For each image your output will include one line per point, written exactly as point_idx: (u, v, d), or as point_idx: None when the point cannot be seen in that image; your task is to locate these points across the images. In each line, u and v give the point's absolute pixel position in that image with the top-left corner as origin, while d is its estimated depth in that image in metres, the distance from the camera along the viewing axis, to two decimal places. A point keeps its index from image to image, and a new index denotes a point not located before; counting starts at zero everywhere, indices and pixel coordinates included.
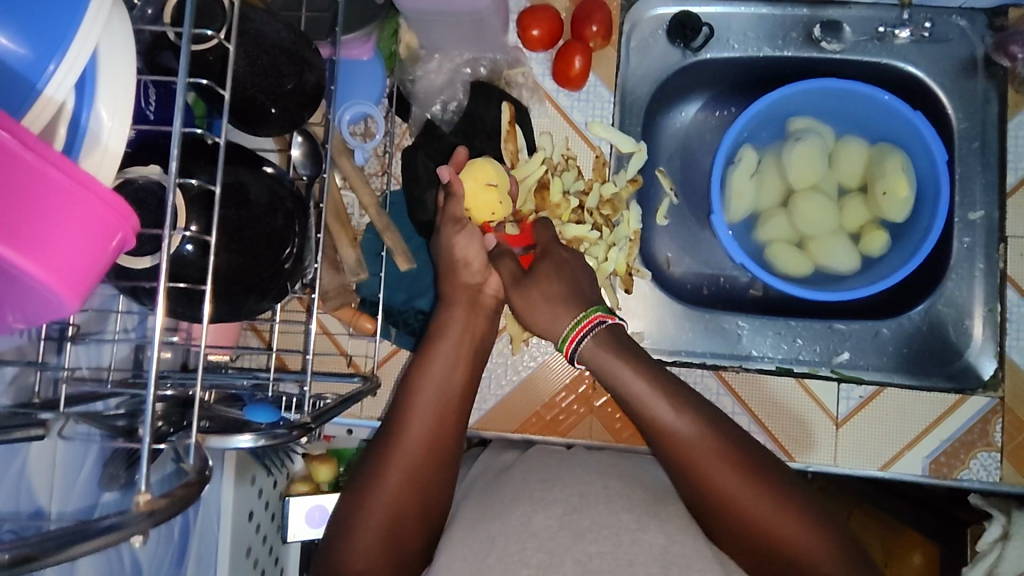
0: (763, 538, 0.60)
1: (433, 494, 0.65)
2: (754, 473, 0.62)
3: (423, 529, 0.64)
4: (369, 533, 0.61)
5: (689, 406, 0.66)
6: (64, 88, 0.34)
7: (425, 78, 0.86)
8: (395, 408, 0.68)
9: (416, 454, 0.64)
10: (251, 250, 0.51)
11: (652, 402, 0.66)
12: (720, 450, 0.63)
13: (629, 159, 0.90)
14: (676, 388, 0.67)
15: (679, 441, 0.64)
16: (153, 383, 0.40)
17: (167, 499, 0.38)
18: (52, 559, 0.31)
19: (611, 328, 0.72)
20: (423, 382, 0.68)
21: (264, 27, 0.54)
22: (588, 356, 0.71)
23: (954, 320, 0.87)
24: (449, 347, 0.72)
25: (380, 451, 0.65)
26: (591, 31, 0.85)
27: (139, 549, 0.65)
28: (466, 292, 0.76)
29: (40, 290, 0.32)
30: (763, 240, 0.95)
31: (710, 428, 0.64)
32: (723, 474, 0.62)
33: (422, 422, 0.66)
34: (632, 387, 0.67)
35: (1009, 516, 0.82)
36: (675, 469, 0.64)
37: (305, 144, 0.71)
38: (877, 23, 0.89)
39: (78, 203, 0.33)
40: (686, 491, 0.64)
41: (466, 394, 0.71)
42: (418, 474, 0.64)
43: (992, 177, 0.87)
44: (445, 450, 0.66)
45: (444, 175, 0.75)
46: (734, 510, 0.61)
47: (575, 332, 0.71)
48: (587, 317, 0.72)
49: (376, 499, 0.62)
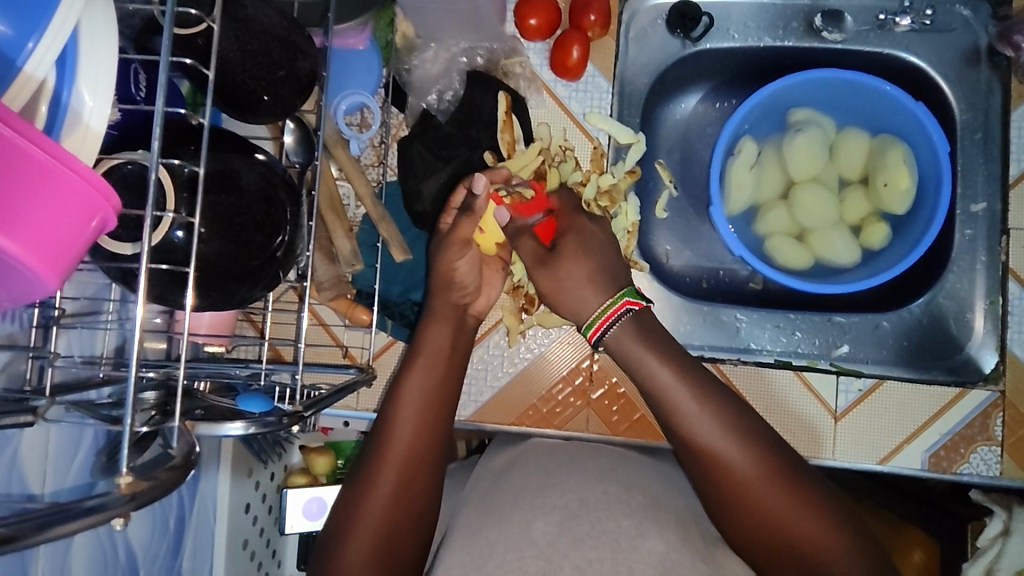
0: (780, 537, 0.60)
1: (425, 499, 0.64)
2: (772, 469, 0.63)
3: (418, 534, 0.64)
4: (365, 540, 0.61)
5: (716, 401, 0.66)
6: (44, 65, 0.34)
7: (421, 67, 0.85)
8: (381, 419, 0.68)
9: (404, 460, 0.64)
10: (241, 236, 0.50)
11: (671, 392, 0.66)
12: (738, 444, 0.63)
13: (628, 150, 0.89)
14: (702, 384, 0.67)
15: (700, 434, 0.64)
16: (135, 371, 0.39)
17: (151, 482, 0.37)
18: (31, 541, 0.30)
19: (637, 317, 0.72)
20: (408, 387, 0.69)
21: (254, 11, 0.54)
22: (614, 345, 0.71)
23: (955, 313, 0.86)
24: (434, 350, 0.72)
25: (370, 458, 0.65)
26: (589, 19, 0.84)
27: (133, 539, 0.65)
28: (453, 310, 0.76)
29: (19, 270, 0.32)
30: (763, 233, 0.94)
31: (734, 426, 0.64)
32: (744, 466, 0.62)
33: (408, 428, 0.66)
34: (655, 377, 0.68)
35: (1010, 512, 0.80)
36: (691, 458, 0.65)
37: (297, 130, 0.70)
38: (878, 11, 0.88)
39: (59, 183, 0.32)
40: (700, 480, 0.65)
41: (449, 396, 0.70)
42: (409, 479, 0.64)
43: (994, 168, 0.86)
44: (431, 453, 0.66)
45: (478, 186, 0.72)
46: (752, 508, 0.61)
47: (603, 319, 0.71)
48: (614, 304, 0.71)
49: (370, 507, 0.62)
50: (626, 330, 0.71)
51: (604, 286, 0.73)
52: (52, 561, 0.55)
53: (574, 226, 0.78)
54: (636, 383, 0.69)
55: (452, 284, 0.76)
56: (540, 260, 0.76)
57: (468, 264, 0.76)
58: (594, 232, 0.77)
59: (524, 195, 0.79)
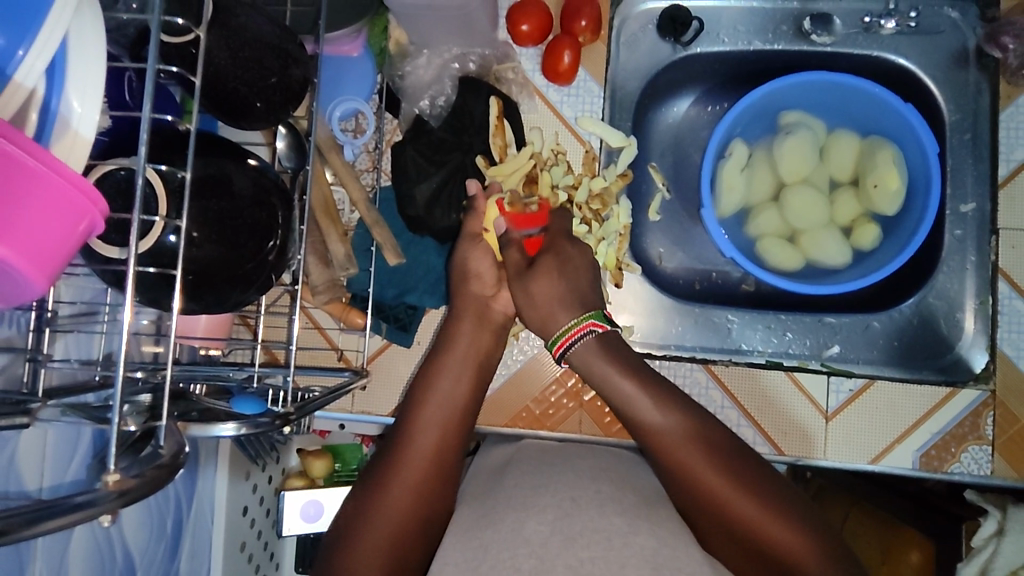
0: (757, 544, 0.61)
1: (446, 499, 0.67)
2: (742, 477, 0.64)
3: (433, 533, 0.65)
4: (380, 534, 0.62)
5: (687, 417, 0.69)
6: (34, 76, 0.35)
7: (414, 73, 0.87)
8: (397, 433, 0.71)
9: (428, 461, 0.68)
10: (232, 240, 0.51)
11: (642, 409, 0.70)
12: (707, 455, 0.65)
13: (619, 154, 0.90)
14: (668, 395, 0.71)
15: (671, 445, 0.67)
16: (123, 370, 0.40)
17: (138, 479, 0.38)
18: (21, 535, 0.31)
19: (601, 338, 0.76)
20: (431, 396, 0.73)
21: (246, 20, 0.55)
22: (580, 361, 0.76)
23: (944, 313, 0.87)
24: (455, 360, 0.77)
25: (385, 466, 0.68)
26: (580, 25, 0.85)
27: (129, 541, 0.65)
28: (475, 304, 0.81)
29: (8, 271, 0.33)
30: (754, 235, 0.95)
31: (702, 440, 0.67)
32: (714, 473, 0.64)
33: (434, 432, 0.70)
34: (626, 395, 0.71)
35: (1005, 512, 0.79)
36: (664, 469, 0.67)
37: (289, 136, 0.71)
38: (864, 15, 0.88)
39: (43, 186, 0.33)
40: (674, 490, 0.66)
41: (474, 407, 0.75)
42: (431, 477, 0.67)
43: (983, 168, 0.86)
44: (454, 457, 0.70)
45: (472, 188, 0.83)
46: (729, 516, 0.62)
47: (564, 338, 0.76)
48: (579, 323, 0.76)
49: (390, 502, 0.64)
50: (590, 347, 0.76)
51: (575, 308, 0.78)
52: (49, 560, 0.55)
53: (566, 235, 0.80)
54: (609, 400, 0.73)
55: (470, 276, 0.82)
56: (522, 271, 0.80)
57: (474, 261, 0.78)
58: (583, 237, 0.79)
59: (529, 208, 0.84)
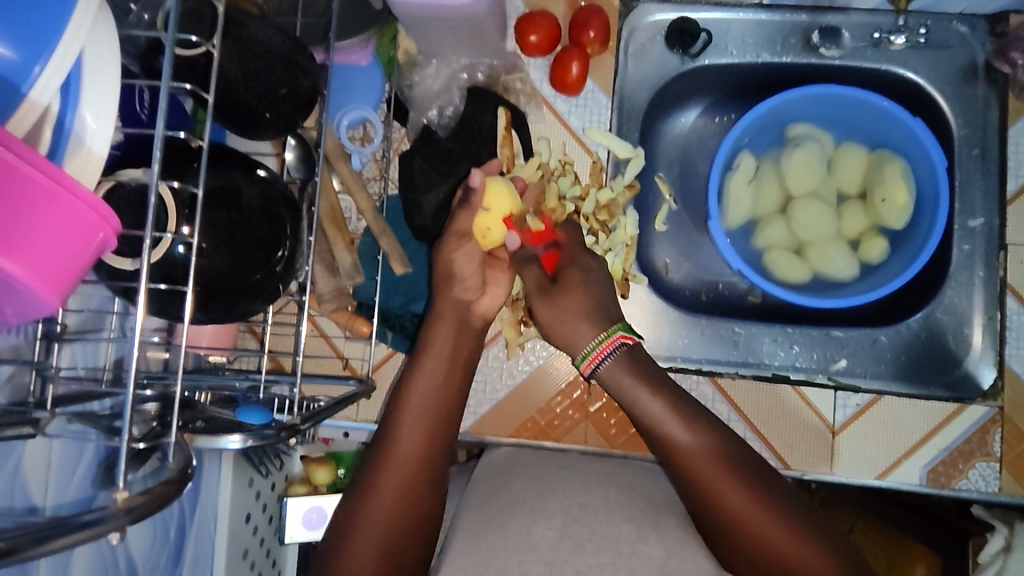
0: (773, 563, 0.59)
1: (437, 492, 0.66)
2: (762, 496, 0.62)
3: (427, 536, 0.64)
4: (374, 534, 0.61)
5: (708, 428, 0.67)
6: (48, 91, 0.35)
7: (423, 83, 0.87)
8: (386, 422, 0.69)
9: (417, 455, 0.66)
10: (243, 252, 0.51)
11: (665, 420, 0.68)
12: (724, 470, 0.63)
13: (627, 165, 0.90)
14: (687, 406, 0.69)
15: (688, 457, 0.65)
16: (133, 384, 0.40)
17: (145, 496, 0.38)
18: (30, 553, 0.31)
19: (631, 351, 0.74)
20: (414, 386, 0.71)
21: (257, 32, 0.55)
22: (605, 376, 0.73)
23: (953, 328, 0.86)
24: (436, 353, 0.74)
25: (372, 464, 0.66)
26: (589, 36, 0.85)
27: (133, 549, 0.65)
28: (454, 306, 0.77)
29: (21, 290, 0.33)
30: (762, 247, 0.95)
31: (722, 455, 0.65)
32: (732, 491, 0.62)
33: (417, 429, 0.68)
34: (653, 414, 0.69)
35: (1013, 529, 0.78)
36: (688, 495, 0.64)
37: (298, 147, 0.71)
38: (873, 29, 0.88)
39: (55, 203, 0.33)
40: (698, 516, 0.64)
41: (456, 392, 0.73)
42: (419, 478, 0.65)
43: (992, 184, 0.86)
44: (439, 454, 0.68)
45: (474, 179, 0.76)
46: (744, 534, 0.60)
47: (597, 352, 0.73)
48: (609, 337, 0.74)
49: (380, 501, 0.63)
50: (618, 363, 0.73)
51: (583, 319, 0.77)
52: (53, 568, 0.55)
53: (572, 262, 0.80)
54: (634, 419, 0.70)
55: (453, 278, 0.77)
56: (541, 289, 0.78)
57: (466, 255, 0.77)
58: (590, 267, 0.80)
59: (534, 227, 0.80)
